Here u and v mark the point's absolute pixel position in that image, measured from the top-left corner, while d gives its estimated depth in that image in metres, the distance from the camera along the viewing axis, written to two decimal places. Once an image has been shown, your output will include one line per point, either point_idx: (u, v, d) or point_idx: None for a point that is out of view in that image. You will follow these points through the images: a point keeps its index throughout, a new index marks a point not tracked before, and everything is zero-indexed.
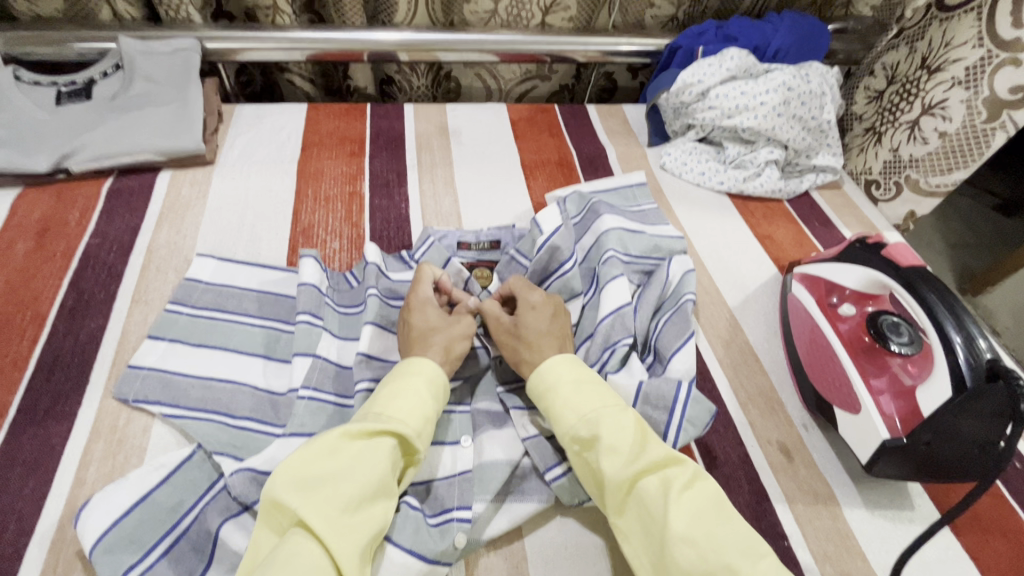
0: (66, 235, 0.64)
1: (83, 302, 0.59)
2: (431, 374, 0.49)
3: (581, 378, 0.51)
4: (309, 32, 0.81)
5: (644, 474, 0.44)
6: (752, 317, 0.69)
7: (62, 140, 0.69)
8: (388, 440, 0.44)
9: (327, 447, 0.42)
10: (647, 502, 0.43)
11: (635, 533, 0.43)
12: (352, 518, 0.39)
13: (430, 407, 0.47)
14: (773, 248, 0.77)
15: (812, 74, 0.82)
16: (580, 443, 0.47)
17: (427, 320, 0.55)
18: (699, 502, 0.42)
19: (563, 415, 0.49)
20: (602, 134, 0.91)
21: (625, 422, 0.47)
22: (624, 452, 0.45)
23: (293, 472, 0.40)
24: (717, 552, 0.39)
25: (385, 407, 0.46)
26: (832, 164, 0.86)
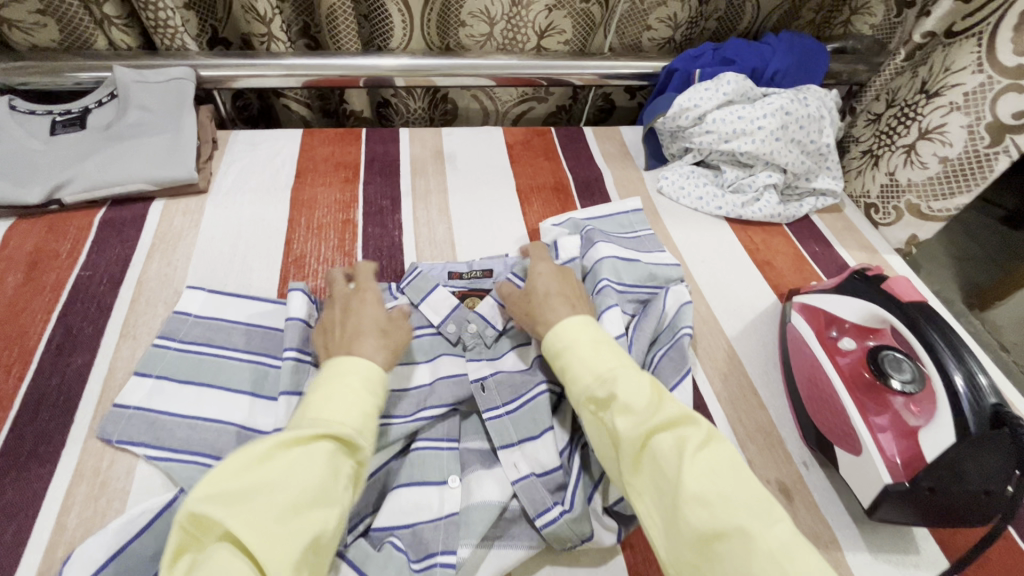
0: (57, 268, 0.64)
1: (71, 337, 0.58)
2: (374, 368, 0.48)
3: (598, 339, 0.51)
4: (304, 58, 0.80)
5: (658, 433, 0.43)
6: (750, 348, 0.67)
7: (54, 171, 0.69)
8: (326, 442, 0.41)
9: (257, 457, 0.38)
10: (660, 459, 0.42)
11: (649, 491, 0.43)
12: (284, 529, 0.36)
13: (370, 402, 0.45)
14: (772, 275, 0.76)
15: (810, 98, 0.81)
16: (595, 403, 0.47)
17: (374, 316, 0.55)
18: (715, 461, 0.42)
19: (579, 372, 0.49)
20: (599, 157, 0.90)
21: (641, 383, 0.46)
22: (637, 411, 0.44)
23: (217, 485, 0.37)
24: (732, 513, 0.39)
25: (321, 409, 0.43)
26: (833, 188, 0.85)
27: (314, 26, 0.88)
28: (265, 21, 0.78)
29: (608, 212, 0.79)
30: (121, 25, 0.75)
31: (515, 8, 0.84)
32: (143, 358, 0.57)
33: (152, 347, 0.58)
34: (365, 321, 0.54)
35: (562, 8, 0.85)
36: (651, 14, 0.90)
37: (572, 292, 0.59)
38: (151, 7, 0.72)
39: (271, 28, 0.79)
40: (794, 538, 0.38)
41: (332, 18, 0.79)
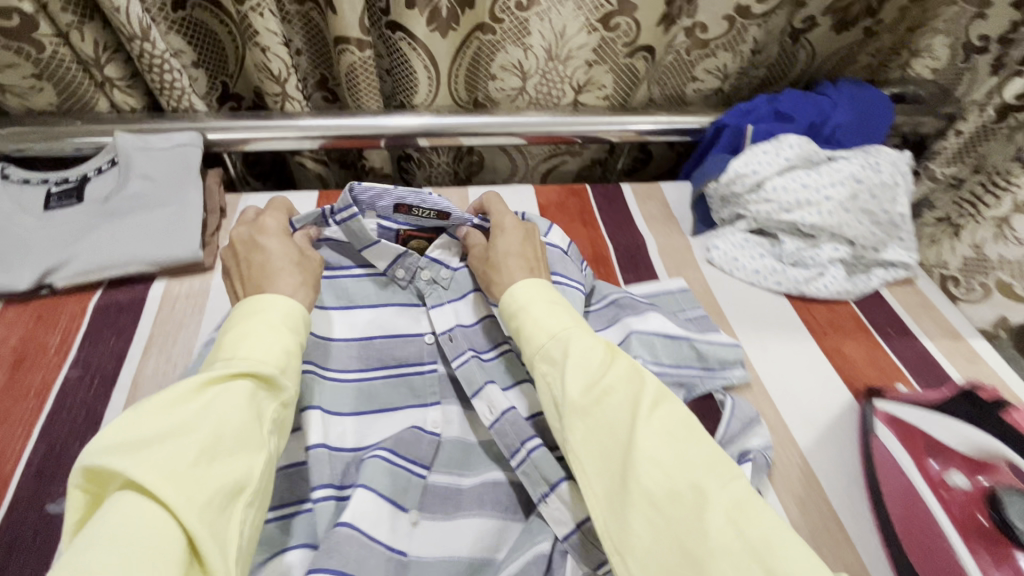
0: (43, 366, 0.57)
1: (53, 458, 0.51)
2: (289, 299, 0.49)
3: (551, 301, 0.53)
4: (321, 119, 0.74)
5: (605, 394, 0.46)
6: (828, 462, 0.58)
7: (45, 252, 0.62)
8: (243, 383, 0.42)
9: (169, 404, 0.38)
10: (613, 418, 0.45)
11: (594, 447, 0.45)
12: (205, 470, 0.37)
13: (289, 341, 0.46)
14: (845, 366, 0.67)
15: (883, 162, 0.72)
16: (545, 361, 0.49)
17: (280, 250, 0.56)
18: (668, 422, 0.44)
19: (535, 335, 0.51)
20: (641, 221, 0.82)
21: (592, 342, 0.49)
22: (588, 372, 0.47)
23: (121, 434, 0.36)
24: (684, 470, 0.42)
25: (237, 351, 0.43)
26: (904, 260, 0.76)
27: (332, 78, 0.81)
28: (280, 80, 0.71)
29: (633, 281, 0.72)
30: (125, 87, 0.69)
31: (552, 62, 0.77)
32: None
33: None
34: (273, 254, 0.55)
35: (603, 63, 0.78)
36: (697, 64, 0.83)
37: (531, 253, 0.60)
38: (157, 69, 0.67)
39: (286, 87, 0.72)
40: (746, 493, 0.41)
41: (352, 75, 0.72)
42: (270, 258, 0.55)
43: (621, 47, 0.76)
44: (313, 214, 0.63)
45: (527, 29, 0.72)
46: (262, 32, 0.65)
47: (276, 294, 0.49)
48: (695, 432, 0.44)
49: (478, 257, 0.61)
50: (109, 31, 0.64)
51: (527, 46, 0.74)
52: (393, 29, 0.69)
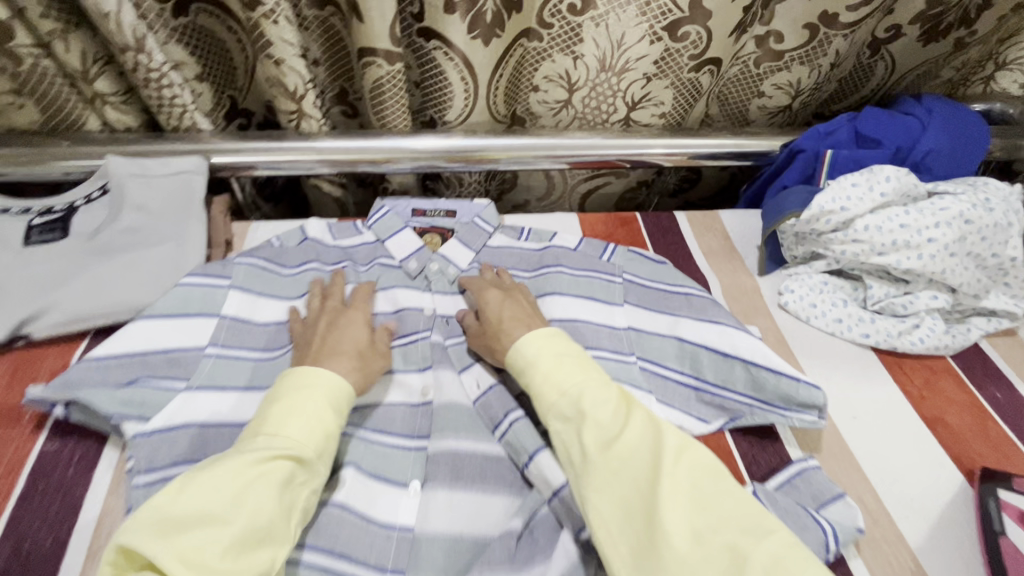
0: (15, 436, 0.49)
1: (19, 561, 0.42)
2: (345, 384, 0.47)
3: (559, 350, 0.50)
4: (342, 141, 0.65)
5: (624, 450, 0.42)
6: (947, 569, 0.49)
7: (21, 299, 0.53)
8: (281, 467, 0.41)
9: (205, 483, 0.38)
10: (634, 469, 0.42)
11: (619, 504, 0.41)
12: (231, 564, 0.36)
13: (332, 424, 0.45)
14: (949, 439, 0.57)
15: (994, 198, 0.62)
16: (558, 417, 0.46)
17: (352, 338, 0.53)
18: (695, 471, 0.41)
19: (542, 389, 0.48)
20: (700, 257, 0.72)
21: (607, 394, 0.46)
22: (604, 426, 0.44)
23: (157, 514, 0.36)
24: (718, 529, 0.38)
25: (282, 428, 0.43)
26: (1010, 309, 0.65)
27: (352, 91, 0.72)
28: (295, 96, 0.62)
29: (661, 275, 0.65)
30: (119, 104, 0.60)
31: (604, 74, 0.67)
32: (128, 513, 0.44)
33: (130, 486, 0.45)
34: (348, 335, 0.53)
35: (664, 78, 0.68)
36: (765, 79, 0.73)
37: (524, 311, 0.56)
38: (154, 84, 0.58)
39: (303, 104, 0.63)
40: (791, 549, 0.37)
41: (377, 91, 0.63)
42: (341, 340, 0.52)
43: (687, 60, 0.66)
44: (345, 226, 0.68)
45: (579, 36, 0.63)
46: (275, 42, 0.56)
47: (334, 375, 0.47)
48: (728, 484, 0.41)
49: (476, 334, 0.57)
50: (99, 41, 0.55)
51: (577, 55, 0.65)
52: (426, 37, 0.60)
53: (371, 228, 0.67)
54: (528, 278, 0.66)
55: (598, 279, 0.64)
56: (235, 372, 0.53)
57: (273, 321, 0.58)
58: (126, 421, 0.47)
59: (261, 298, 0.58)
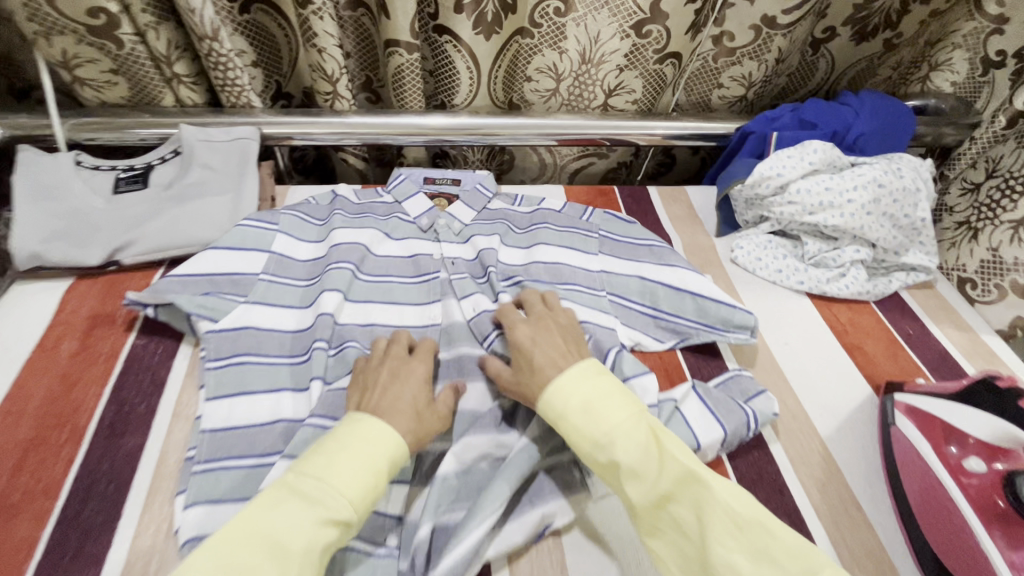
0: (112, 334, 0.62)
1: (122, 416, 0.55)
2: (399, 446, 0.48)
3: (591, 399, 0.49)
4: (367, 117, 0.79)
5: (666, 499, 0.45)
6: (848, 450, 0.61)
7: (114, 232, 0.67)
8: (331, 531, 0.42)
9: (264, 534, 0.41)
10: (679, 521, 0.44)
11: (671, 547, 0.45)
12: None
13: (382, 487, 0.46)
14: (863, 360, 0.70)
15: (905, 168, 0.74)
16: (599, 466, 0.48)
17: (410, 394, 0.52)
18: (741, 526, 0.42)
19: (577, 441, 0.49)
20: (666, 221, 0.85)
21: (637, 444, 0.47)
22: (641, 475, 0.46)
23: (217, 558, 0.39)
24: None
25: (339, 485, 0.44)
26: (925, 263, 0.78)
27: (375, 80, 0.86)
28: (331, 80, 0.76)
29: (631, 232, 0.78)
30: (190, 84, 0.75)
31: (585, 66, 0.81)
32: (203, 387, 0.57)
33: (205, 368, 0.58)
34: (406, 393, 0.52)
35: (634, 69, 0.83)
36: (723, 72, 0.86)
37: (561, 349, 0.55)
38: (221, 67, 0.72)
39: (337, 86, 0.77)
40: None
41: (398, 77, 0.77)
42: (396, 399, 0.51)
43: (652, 54, 0.81)
44: (369, 191, 0.82)
45: (564, 34, 0.77)
46: (320, 34, 0.70)
47: (389, 433, 0.48)
48: (771, 529, 0.42)
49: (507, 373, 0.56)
50: (180, 31, 0.69)
51: (562, 50, 0.79)
52: (440, 33, 0.75)
53: (390, 191, 0.80)
54: (518, 234, 0.78)
55: (579, 233, 0.77)
56: (282, 293, 0.66)
57: (311, 257, 0.70)
58: (202, 320, 0.60)
59: (299, 244, 0.71)
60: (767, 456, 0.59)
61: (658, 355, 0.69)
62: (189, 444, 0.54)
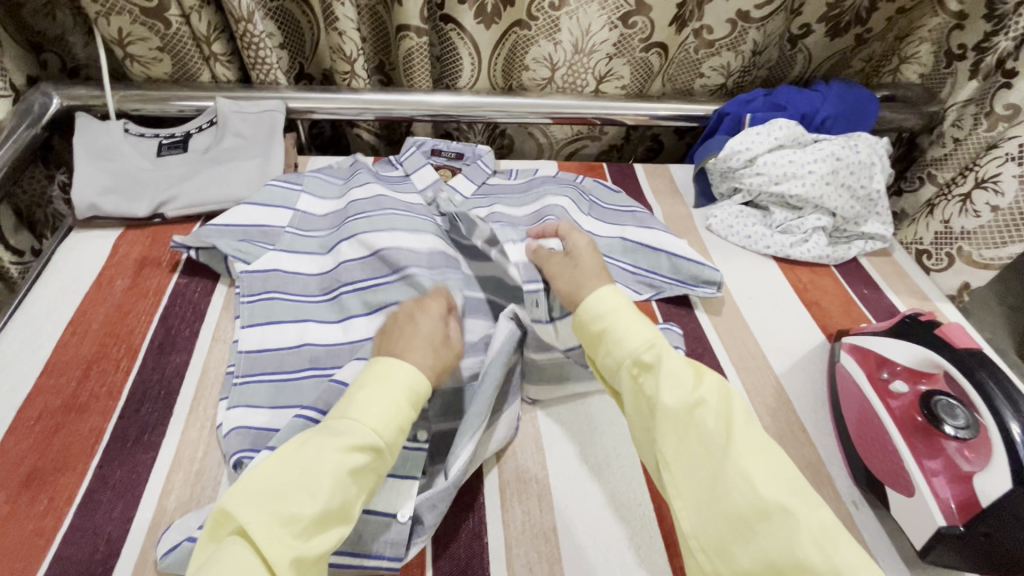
0: (158, 274, 0.71)
1: (170, 338, 0.64)
2: (421, 380, 0.52)
3: (637, 313, 0.56)
4: (380, 94, 0.88)
5: (697, 406, 0.49)
6: (799, 385, 0.69)
7: (158, 188, 0.76)
8: (355, 457, 0.46)
9: (292, 465, 0.45)
10: (704, 432, 0.48)
11: (693, 456, 0.48)
12: (301, 540, 0.42)
13: (404, 418, 0.50)
14: (819, 314, 0.78)
15: (861, 145, 0.83)
16: (637, 364, 0.53)
17: (427, 330, 0.58)
18: (757, 449, 0.47)
19: (628, 335, 0.54)
20: (649, 193, 0.93)
21: (682, 361, 0.52)
22: (680, 381, 0.50)
23: (251, 488, 0.44)
24: (774, 492, 0.44)
25: (362, 415, 0.48)
26: (882, 232, 0.86)
27: (388, 64, 0.96)
28: (350, 61, 0.85)
29: (618, 200, 0.86)
30: (225, 62, 0.84)
31: (578, 55, 0.91)
32: (239, 317, 0.66)
33: (240, 302, 0.67)
34: (423, 332, 0.58)
35: (622, 56, 0.92)
36: (704, 62, 0.95)
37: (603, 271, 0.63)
38: (253, 47, 0.81)
39: (355, 66, 0.86)
40: (837, 524, 0.43)
41: (409, 59, 0.86)
42: (419, 336, 0.57)
43: (638, 42, 0.90)
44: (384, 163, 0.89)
45: (558, 26, 0.86)
46: (341, 18, 0.79)
47: (411, 369, 0.52)
48: (779, 457, 0.47)
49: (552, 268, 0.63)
50: (219, 15, 0.79)
51: (557, 41, 0.88)
52: (446, 21, 0.84)
53: (402, 162, 0.85)
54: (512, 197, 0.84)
55: (569, 190, 0.84)
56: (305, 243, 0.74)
57: (331, 214, 0.78)
58: (236, 262, 0.70)
59: (322, 202, 0.79)
60: None
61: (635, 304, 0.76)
62: (228, 361, 0.63)
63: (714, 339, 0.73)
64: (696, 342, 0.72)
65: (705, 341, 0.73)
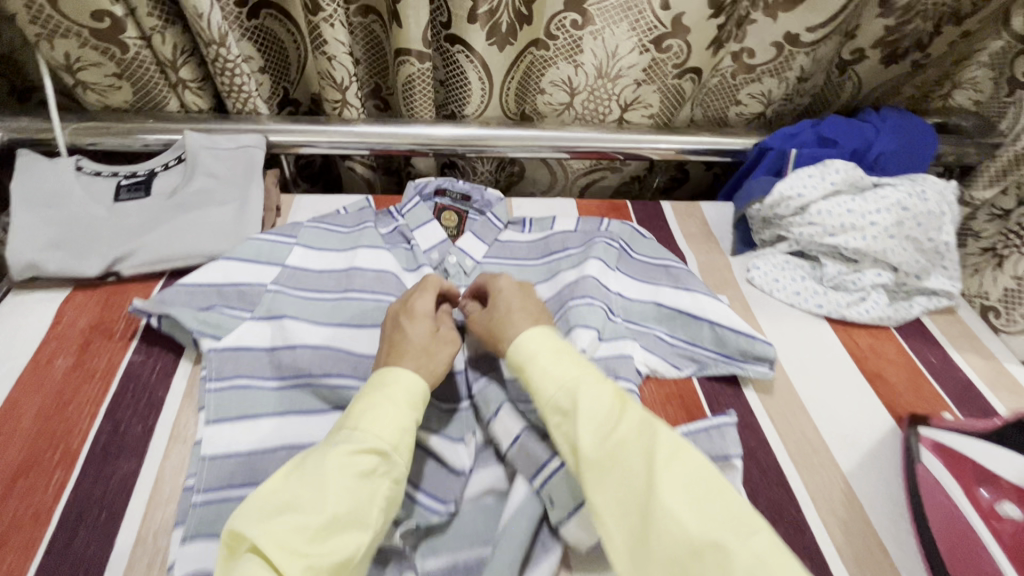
0: (109, 350, 0.60)
1: (116, 439, 0.53)
2: (417, 381, 0.50)
3: (560, 350, 0.49)
4: (376, 125, 0.77)
5: (621, 444, 0.43)
6: (870, 487, 0.58)
7: (113, 242, 0.65)
8: (364, 460, 0.43)
9: (299, 476, 0.42)
10: (630, 469, 0.41)
11: (613, 500, 0.41)
12: (318, 546, 0.39)
13: (408, 418, 0.47)
14: (886, 391, 0.67)
15: (929, 191, 0.72)
16: (556, 412, 0.46)
17: (417, 333, 0.54)
18: (686, 474, 0.41)
19: (540, 385, 0.47)
20: (681, 239, 0.83)
21: (605, 393, 0.46)
22: (601, 422, 0.44)
23: (259, 505, 0.41)
24: (705, 526, 0.38)
25: (362, 422, 0.46)
26: (947, 288, 0.75)
27: (385, 88, 0.84)
28: (341, 87, 0.74)
29: (652, 250, 0.75)
30: (196, 88, 0.73)
31: (601, 79, 0.80)
32: (203, 409, 0.55)
33: (204, 389, 0.55)
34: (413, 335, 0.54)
35: (652, 83, 0.81)
36: (742, 89, 0.83)
37: (533, 306, 0.56)
38: (228, 73, 0.70)
39: (347, 94, 0.75)
40: (774, 550, 0.37)
41: (409, 86, 0.75)
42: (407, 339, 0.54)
43: (671, 68, 0.79)
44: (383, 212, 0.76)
45: (580, 47, 0.75)
46: (330, 41, 0.68)
47: (404, 374, 0.50)
48: (715, 484, 0.41)
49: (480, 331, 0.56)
50: (187, 36, 0.68)
51: (578, 64, 0.77)
52: (452, 42, 0.73)
53: (404, 214, 0.73)
54: (535, 264, 0.72)
55: (598, 242, 0.71)
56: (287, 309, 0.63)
57: (324, 268, 0.66)
58: (203, 338, 0.58)
59: (313, 253, 0.66)
60: (787, 493, 0.57)
61: (674, 381, 0.65)
62: (188, 470, 0.51)
63: (767, 427, 0.62)
64: (747, 432, 0.62)
65: (758, 431, 0.62)
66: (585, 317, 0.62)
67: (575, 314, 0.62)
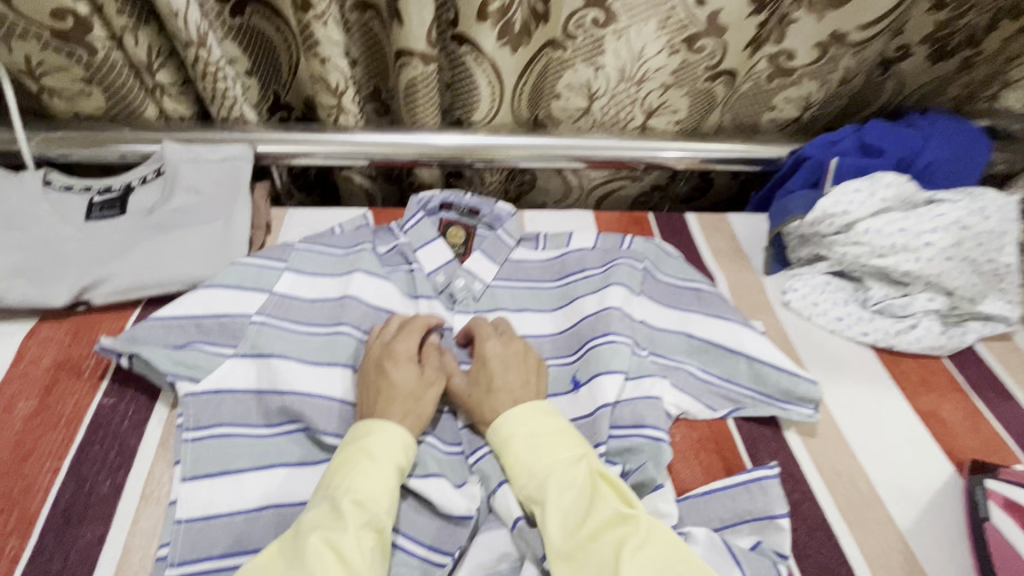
0: (76, 392, 0.53)
1: (81, 499, 0.47)
2: (404, 439, 0.47)
3: (535, 429, 0.47)
4: (375, 134, 0.70)
5: (587, 536, 0.40)
6: (932, 549, 0.52)
7: (82, 267, 0.58)
8: (346, 513, 0.41)
9: (283, 548, 0.40)
10: (598, 564, 0.39)
11: None
12: None
13: (386, 469, 0.44)
14: (941, 432, 0.60)
15: (991, 208, 0.65)
16: (530, 502, 0.45)
17: (401, 380, 0.51)
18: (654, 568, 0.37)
19: (515, 473, 0.46)
20: (709, 257, 0.76)
21: (575, 476, 0.44)
22: (570, 514, 0.42)
23: None
24: None
25: (338, 481, 0.43)
26: (1005, 314, 0.68)
27: (385, 90, 0.77)
28: (336, 92, 0.67)
29: (679, 271, 0.67)
30: (176, 94, 0.66)
31: (624, 83, 0.72)
32: (178, 463, 0.48)
33: (181, 440, 0.49)
34: (397, 382, 0.51)
35: (680, 86, 0.73)
36: (776, 92, 0.76)
37: (522, 365, 0.54)
38: (210, 77, 0.63)
39: (343, 99, 0.68)
40: None
41: (411, 90, 0.68)
42: (391, 387, 0.50)
43: (703, 71, 0.71)
44: (383, 228, 0.69)
45: (602, 47, 0.68)
46: (323, 42, 0.61)
47: (397, 430, 0.47)
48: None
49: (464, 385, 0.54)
50: (164, 36, 0.60)
51: (599, 66, 0.70)
52: (459, 42, 0.66)
53: (406, 232, 0.66)
54: (550, 289, 0.66)
55: (621, 264, 0.64)
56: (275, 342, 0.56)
57: (317, 296, 0.59)
58: (179, 380, 0.51)
59: (305, 279, 0.60)
60: (838, 555, 0.50)
61: (707, 423, 0.58)
62: (160, 537, 0.45)
63: (811, 475, 0.56)
64: (790, 482, 0.55)
65: (803, 482, 0.55)
66: (609, 360, 0.55)
67: (598, 357, 0.56)
